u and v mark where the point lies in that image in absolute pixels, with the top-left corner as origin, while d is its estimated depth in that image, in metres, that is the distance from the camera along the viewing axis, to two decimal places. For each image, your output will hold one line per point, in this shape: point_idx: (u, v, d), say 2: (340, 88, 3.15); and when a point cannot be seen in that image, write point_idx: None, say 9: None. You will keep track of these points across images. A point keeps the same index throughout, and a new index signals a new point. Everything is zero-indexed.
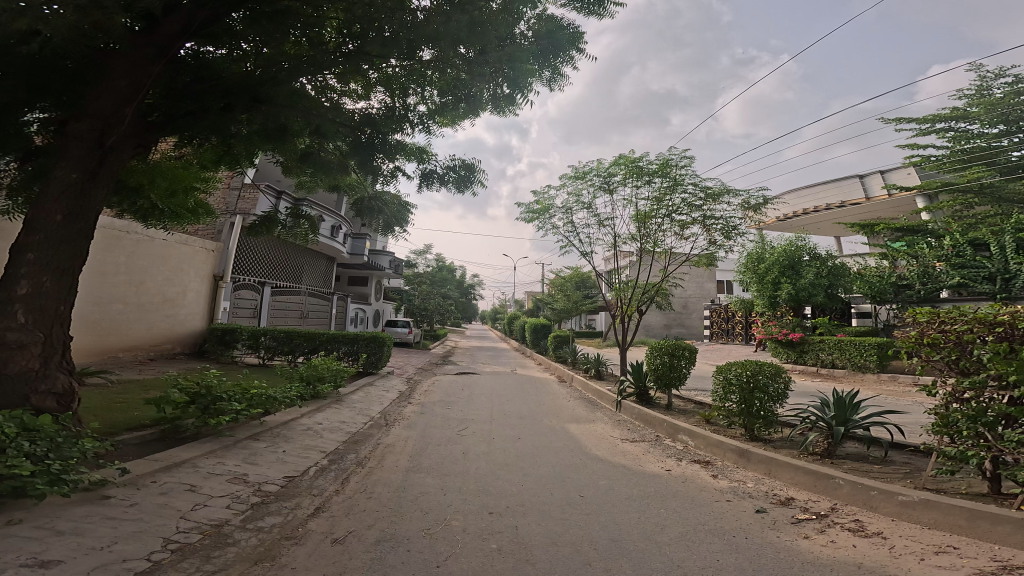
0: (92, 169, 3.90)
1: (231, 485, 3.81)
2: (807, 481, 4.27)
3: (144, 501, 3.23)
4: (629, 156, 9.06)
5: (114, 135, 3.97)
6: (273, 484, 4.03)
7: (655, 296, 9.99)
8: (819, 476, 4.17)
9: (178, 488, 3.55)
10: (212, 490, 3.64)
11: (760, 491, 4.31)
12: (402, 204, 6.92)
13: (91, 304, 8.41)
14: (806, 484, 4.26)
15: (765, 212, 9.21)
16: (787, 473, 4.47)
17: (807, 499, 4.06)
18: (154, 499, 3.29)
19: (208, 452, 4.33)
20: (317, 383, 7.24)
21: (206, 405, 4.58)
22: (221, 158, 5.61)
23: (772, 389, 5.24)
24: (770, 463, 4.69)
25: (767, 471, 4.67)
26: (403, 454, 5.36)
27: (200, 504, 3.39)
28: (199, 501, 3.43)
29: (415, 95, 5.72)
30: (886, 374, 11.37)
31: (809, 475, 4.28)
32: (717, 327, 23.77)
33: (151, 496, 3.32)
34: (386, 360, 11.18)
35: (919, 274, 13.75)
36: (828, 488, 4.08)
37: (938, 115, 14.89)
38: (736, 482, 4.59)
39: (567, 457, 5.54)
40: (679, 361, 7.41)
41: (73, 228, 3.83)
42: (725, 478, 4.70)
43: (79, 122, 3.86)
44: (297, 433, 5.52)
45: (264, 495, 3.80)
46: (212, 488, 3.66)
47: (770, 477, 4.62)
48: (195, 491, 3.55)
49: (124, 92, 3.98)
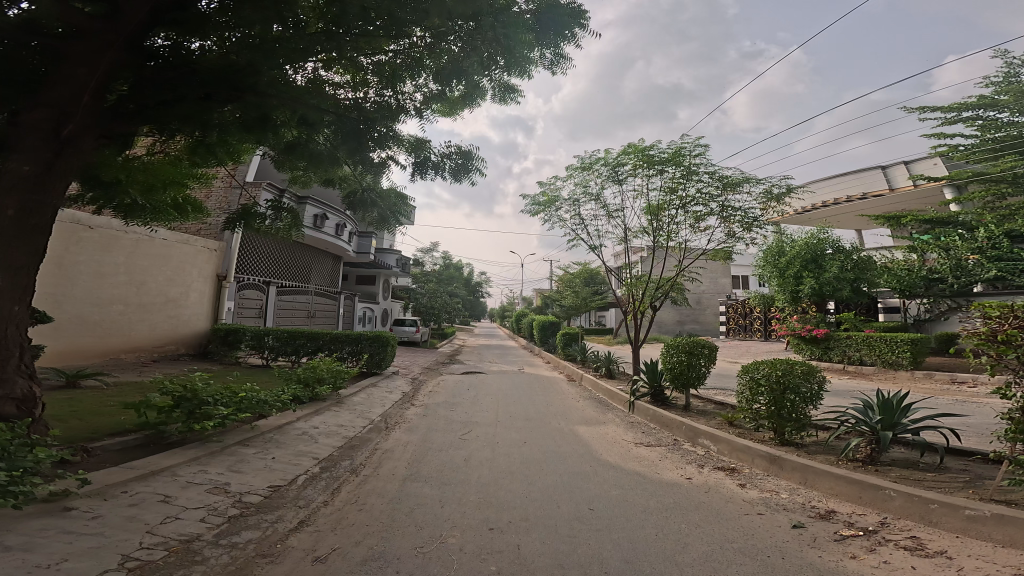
0: (48, 161, 3.71)
1: (210, 496, 3.52)
2: (850, 492, 3.79)
3: (109, 514, 2.94)
4: (639, 144, 8.58)
5: (73, 124, 3.76)
6: (256, 494, 3.73)
7: (669, 291, 9.46)
8: (865, 486, 3.70)
9: (150, 498, 3.27)
10: (187, 502, 3.34)
11: (795, 503, 3.85)
12: (398, 196, 6.59)
13: (90, 304, 8.30)
14: (850, 494, 3.79)
15: (787, 202, 8.62)
16: (826, 482, 4.00)
17: (850, 512, 3.59)
18: (121, 511, 3.00)
19: (190, 459, 4.06)
20: (315, 385, 6.97)
21: (192, 409, 4.30)
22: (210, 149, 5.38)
23: (804, 390, 4.76)
24: (805, 471, 4.21)
25: (803, 481, 4.19)
26: (402, 461, 5.03)
27: (171, 517, 3.09)
28: (171, 513, 3.13)
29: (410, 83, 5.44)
30: (921, 371, 10.69)
31: (852, 484, 3.80)
32: (734, 323, 23.07)
33: (117, 508, 3.03)
34: (390, 360, 10.89)
35: (952, 267, 12.92)
36: (876, 500, 3.60)
37: (965, 103, 14.02)
38: (768, 492, 4.14)
39: (577, 464, 5.16)
40: (698, 360, 6.91)
41: (26, 223, 3.65)
42: (755, 488, 4.24)
43: (32, 110, 3.65)
44: (290, 438, 5.22)
45: (245, 507, 3.49)
46: (188, 499, 3.37)
47: (806, 488, 4.14)
48: (168, 503, 3.27)
49: (82, 80, 3.75)
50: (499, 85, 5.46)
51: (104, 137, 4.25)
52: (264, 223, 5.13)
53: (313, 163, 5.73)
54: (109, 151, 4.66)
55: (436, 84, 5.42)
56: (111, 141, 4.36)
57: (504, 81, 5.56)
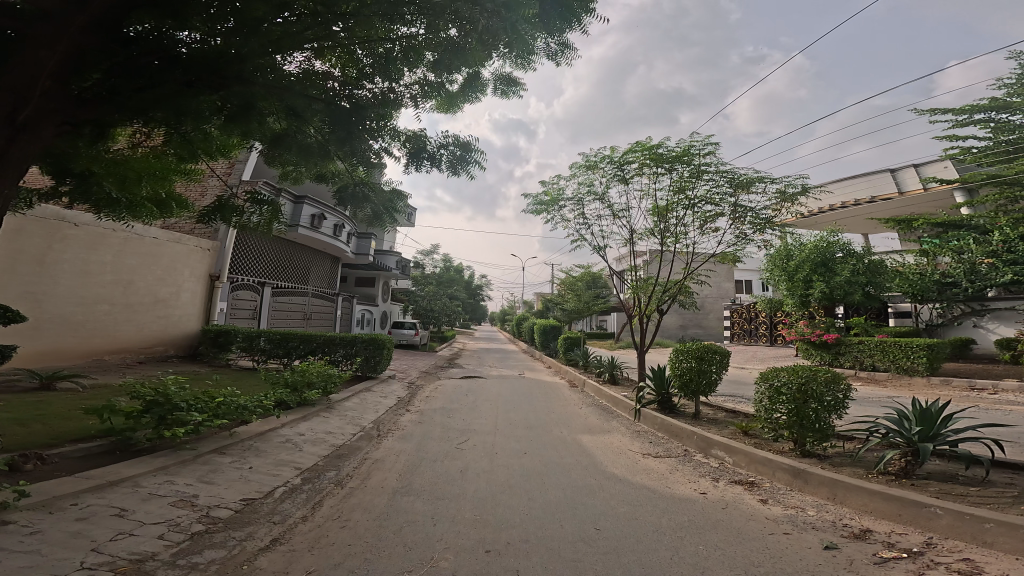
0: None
1: (173, 511, 3.23)
2: (888, 509, 3.41)
3: (51, 529, 2.71)
4: (646, 142, 8.25)
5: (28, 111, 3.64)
6: (226, 508, 3.42)
7: (677, 294, 9.09)
8: (906, 503, 3.32)
9: (103, 512, 3.02)
10: (145, 516, 3.08)
11: (824, 521, 3.47)
12: (393, 193, 6.21)
13: (72, 304, 7.98)
14: (888, 512, 3.41)
15: (802, 203, 8.26)
16: (860, 498, 3.62)
17: (890, 531, 3.21)
18: (65, 526, 2.77)
19: (158, 469, 3.77)
20: (305, 389, 6.63)
21: (163, 414, 3.99)
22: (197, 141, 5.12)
23: (829, 399, 4.41)
24: (835, 486, 3.84)
25: (832, 497, 3.82)
26: (393, 472, 4.69)
27: (124, 534, 2.81)
28: (124, 530, 2.85)
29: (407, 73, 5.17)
30: (937, 378, 10.31)
31: (890, 501, 3.42)
32: (738, 327, 22.68)
33: (62, 523, 2.80)
34: (386, 364, 10.51)
35: (966, 271, 12.60)
36: (919, 518, 3.22)
37: (977, 105, 13.71)
38: (793, 508, 3.77)
39: (582, 477, 4.80)
40: (709, 366, 6.56)
41: None
42: (778, 504, 3.87)
43: None
44: (273, 445, 4.89)
45: (211, 523, 3.18)
46: (146, 514, 3.10)
47: (835, 504, 3.77)
48: (123, 518, 3.00)
49: (44, 65, 3.60)
50: (499, 77, 5.20)
51: (69, 124, 4.01)
52: (241, 215, 4.83)
53: (304, 156, 5.45)
54: (80, 142, 4.43)
55: (433, 75, 5.18)
56: (78, 128, 4.11)
57: (506, 74, 5.29)
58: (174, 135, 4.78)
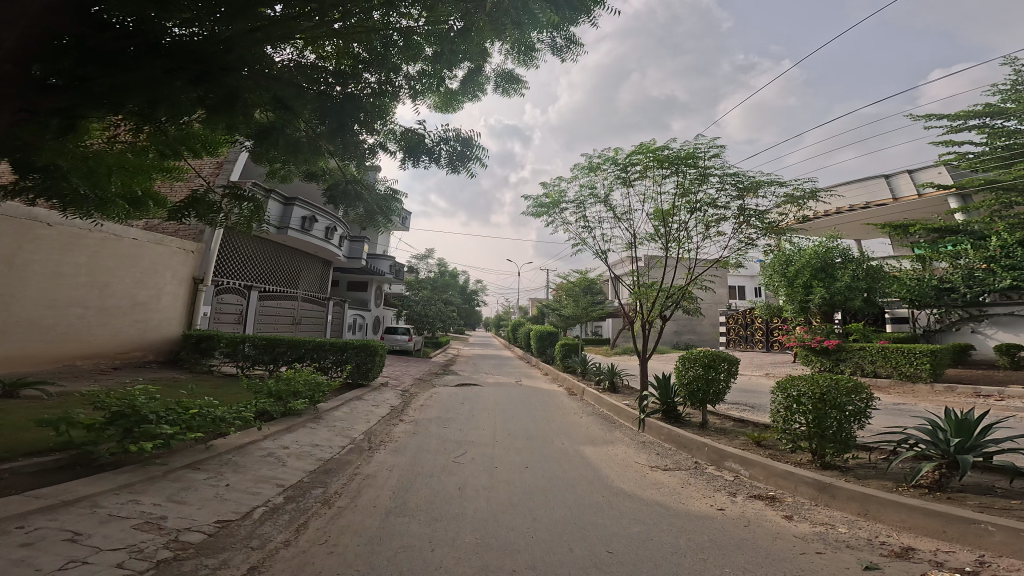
0: None
1: (136, 534, 2.85)
2: (930, 525, 3.16)
3: None
4: (651, 143, 8.03)
5: None
6: (199, 531, 3.04)
7: (680, 299, 8.85)
8: (952, 519, 3.07)
9: (53, 537, 2.64)
10: (102, 542, 2.69)
11: (860, 540, 3.21)
12: (388, 193, 5.84)
13: (43, 307, 7.51)
14: (930, 529, 3.15)
15: (808, 206, 8.08)
16: (896, 514, 3.36)
17: (935, 549, 2.95)
18: (5, 555, 2.40)
19: (121, 487, 3.37)
20: (290, 399, 6.23)
21: (130, 426, 3.61)
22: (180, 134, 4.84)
23: (851, 409, 4.16)
24: (866, 501, 3.58)
25: (864, 513, 3.56)
26: (385, 489, 4.33)
27: (75, 562, 2.45)
28: (76, 558, 2.48)
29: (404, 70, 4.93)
30: (941, 385, 10.21)
31: (932, 516, 3.17)
32: (734, 333, 22.59)
33: (2, 550, 2.43)
34: (378, 372, 10.06)
35: (963, 276, 12.62)
36: (967, 535, 2.97)
37: (971, 112, 13.82)
38: (822, 526, 3.51)
39: (588, 494, 4.47)
40: (718, 374, 6.29)
41: None
42: (805, 521, 3.62)
43: None
44: (254, 460, 4.50)
45: (180, 550, 2.79)
46: (103, 539, 2.71)
47: (868, 520, 3.51)
48: (74, 544, 2.61)
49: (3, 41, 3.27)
50: (502, 73, 4.98)
51: (28, 108, 3.63)
52: (219, 213, 4.45)
53: (293, 151, 5.10)
54: (56, 142, 4.09)
55: (431, 69, 4.95)
56: (39, 113, 3.73)
57: (507, 70, 5.08)
58: (152, 126, 4.44)
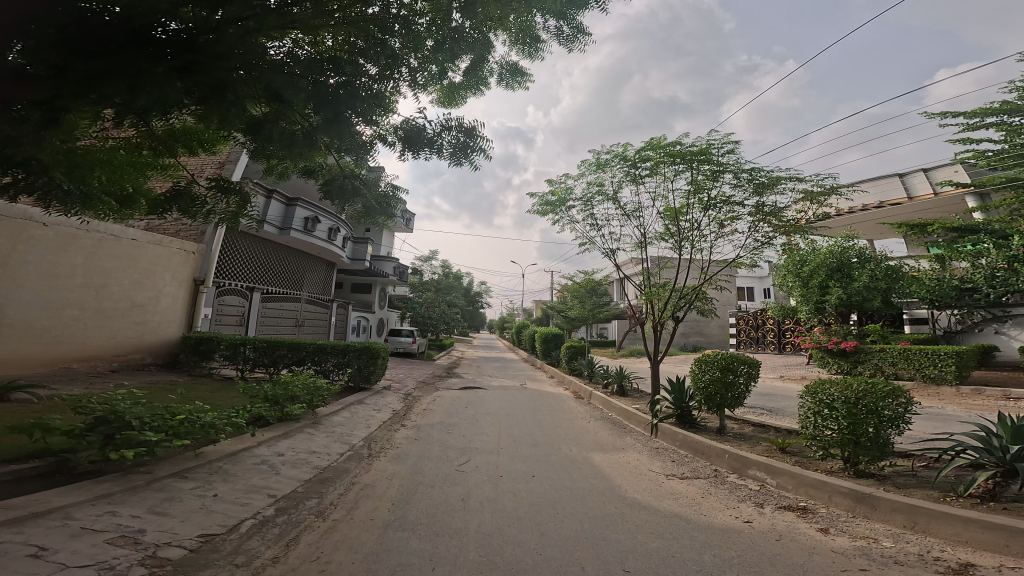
0: None
1: (108, 549, 2.58)
2: (991, 540, 2.89)
3: None
4: (662, 138, 7.73)
5: None
6: (181, 546, 2.77)
7: (694, 300, 8.51)
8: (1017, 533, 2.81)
9: (12, 553, 2.37)
10: (70, 557, 2.43)
11: (909, 555, 2.95)
12: (389, 188, 5.59)
13: (37, 309, 7.34)
14: (990, 544, 2.89)
15: (828, 204, 7.71)
16: (954, 528, 3.08)
17: (999, 565, 2.71)
18: None
19: (99, 496, 3.11)
20: (287, 403, 5.97)
21: (111, 433, 3.37)
22: (172, 131, 4.77)
23: (888, 413, 3.84)
24: (914, 513, 3.31)
25: (911, 525, 3.29)
26: (386, 500, 4.06)
27: None
28: None
29: (406, 69, 4.71)
30: (967, 388, 9.78)
31: (993, 530, 2.91)
32: (744, 335, 22.15)
33: None
34: (380, 374, 9.80)
35: (986, 277, 12.16)
36: None
37: (989, 109, 13.36)
38: (864, 540, 3.24)
39: (600, 506, 4.17)
40: (736, 377, 5.96)
41: None
42: (843, 534, 3.35)
43: None
44: (246, 468, 4.24)
45: (156, 566, 2.52)
46: (71, 554, 2.44)
47: (915, 533, 3.24)
48: (35, 561, 2.34)
49: None
50: (507, 65, 4.77)
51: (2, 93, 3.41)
52: (201, 206, 4.27)
53: (288, 146, 4.87)
54: (49, 142, 3.88)
55: (433, 63, 4.74)
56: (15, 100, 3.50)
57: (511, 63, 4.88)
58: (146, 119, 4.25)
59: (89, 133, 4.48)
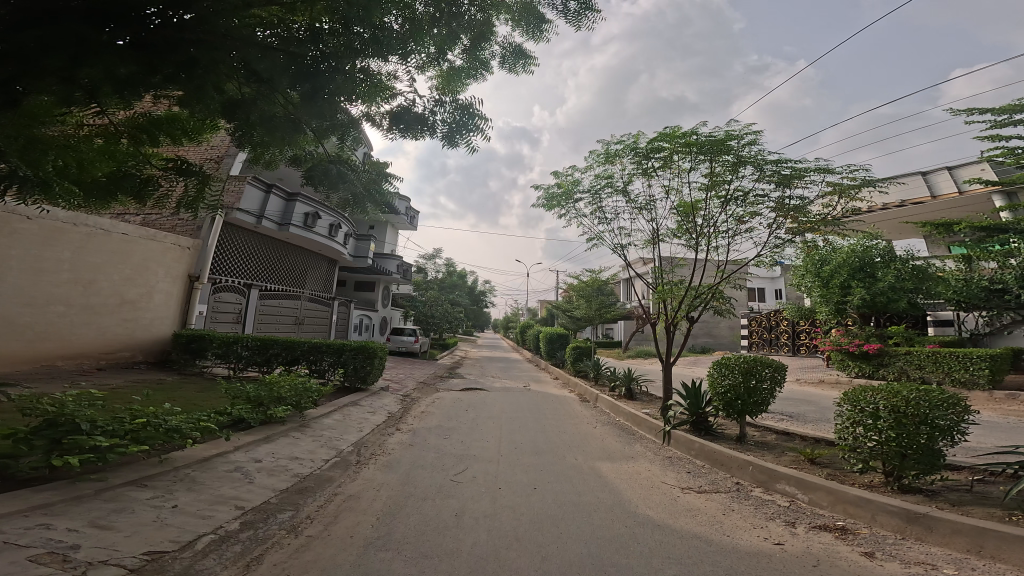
0: None
1: (28, 568, 2.20)
2: None
3: None
4: (677, 128, 7.26)
5: None
6: (119, 566, 2.39)
7: (710, 299, 8.01)
8: None
9: None
10: None
11: None
12: (380, 175, 5.19)
13: (20, 304, 7.10)
14: None
15: (858, 198, 7.16)
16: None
17: None
18: None
19: (35, 507, 2.73)
20: (271, 405, 5.61)
21: (57, 437, 3.00)
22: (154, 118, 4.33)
23: (941, 424, 3.34)
24: (981, 537, 2.84)
25: (976, 550, 2.82)
26: (369, 513, 3.64)
27: None
28: None
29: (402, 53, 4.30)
30: (1001, 393, 9.19)
31: None
32: (757, 337, 21.52)
33: None
34: (378, 375, 9.41)
35: (1018, 277, 11.22)
36: None
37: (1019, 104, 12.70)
38: (920, 567, 2.76)
39: (608, 524, 3.71)
40: (759, 383, 5.46)
41: None
42: (893, 560, 2.87)
43: None
44: (216, 475, 3.86)
45: None
46: None
47: (982, 559, 2.78)
48: None
49: None
50: (510, 46, 4.38)
51: None
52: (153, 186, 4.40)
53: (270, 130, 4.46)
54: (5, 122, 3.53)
55: (430, 43, 4.33)
56: None
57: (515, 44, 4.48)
58: (122, 101, 3.85)
59: (61, 121, 4.08)
